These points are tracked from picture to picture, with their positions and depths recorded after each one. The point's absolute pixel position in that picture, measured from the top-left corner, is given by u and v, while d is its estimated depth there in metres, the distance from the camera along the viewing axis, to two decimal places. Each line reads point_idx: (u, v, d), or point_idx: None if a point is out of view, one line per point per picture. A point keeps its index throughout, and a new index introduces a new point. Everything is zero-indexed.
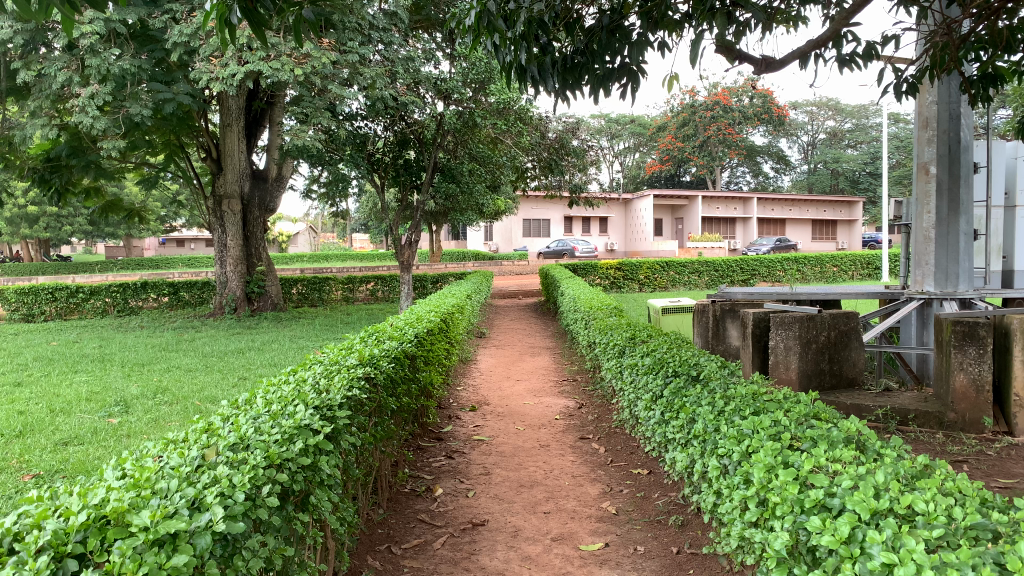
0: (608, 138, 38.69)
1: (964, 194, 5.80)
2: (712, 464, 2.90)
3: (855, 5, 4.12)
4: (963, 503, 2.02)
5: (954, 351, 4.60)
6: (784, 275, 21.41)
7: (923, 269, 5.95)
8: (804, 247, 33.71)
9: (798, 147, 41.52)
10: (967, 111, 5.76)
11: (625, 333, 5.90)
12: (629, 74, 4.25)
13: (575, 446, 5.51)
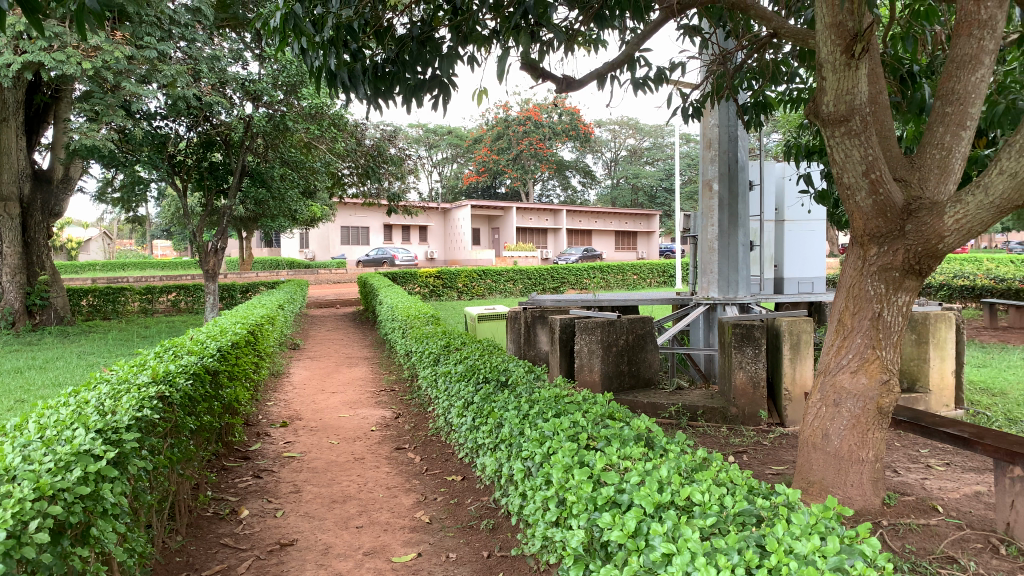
0: (425, 149, 38.83)
1: (742, 209, 6.39)
2: (516, 466, 2.99)
3: (646, 32, 4.43)
4: (734, 492, 2.22)
5: (735, 351, 5.08)
6: (590, 283, 22.48)
7: (708, 276, 6.49)
8: (610, 257, 35.58)
9: (603, 163, 43.84)
10: (743, 134, 6.37)
11: (440, 341, 5.95)
12: (439, 86, 4.30)
13: (390, 457, 5.47)
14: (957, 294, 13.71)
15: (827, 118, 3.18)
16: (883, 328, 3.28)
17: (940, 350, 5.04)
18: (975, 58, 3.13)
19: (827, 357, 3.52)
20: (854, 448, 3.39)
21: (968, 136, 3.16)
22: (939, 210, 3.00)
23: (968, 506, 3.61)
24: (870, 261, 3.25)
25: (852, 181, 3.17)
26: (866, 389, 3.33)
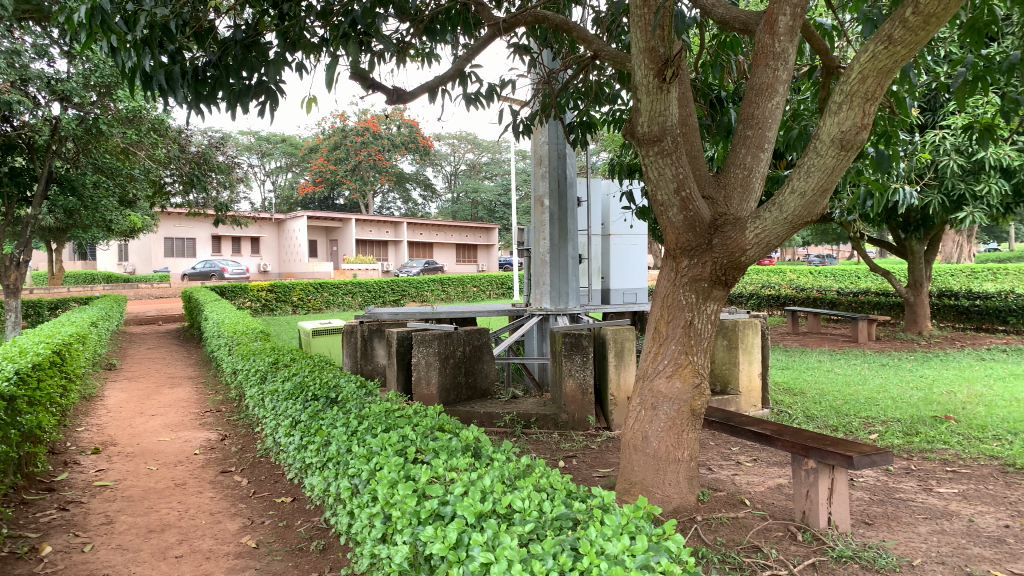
0: (258, 157, 37.35)
1: (570, 223, 6.62)
2: (343, 485, 2.91)
3: (475, 49, 4.51)
4: (552, 497, 2.28)
5: (565, 359, 5.24)
6: (430, 296, 22.49)
7: (540, 288, 6.67)
8: (450, 270, 35.77)
9: (442, 177, 44.03)
10: (571, 152, 6.61)
11: (268, 358, 5.73)
12: (266, 92, 4.15)
13: (215, 481, 5.19)
14: (764, 302, 15.01)
15: (642, 137, 3.36)
16: (694, 335, 3.51)
17: (748, 354, 5.45)
18: (771, 86, 3.42)
19: (645, 363, 3.69)
20: (670, 448, 3.57)
21: (766, 158, 3.46)
22: (741, 225, 3.25)
23: (772, 498, 3.91)
24: (682, 272, 3.46)
25: (666, 197, 3.37)
26: (680, 393, 3.54)
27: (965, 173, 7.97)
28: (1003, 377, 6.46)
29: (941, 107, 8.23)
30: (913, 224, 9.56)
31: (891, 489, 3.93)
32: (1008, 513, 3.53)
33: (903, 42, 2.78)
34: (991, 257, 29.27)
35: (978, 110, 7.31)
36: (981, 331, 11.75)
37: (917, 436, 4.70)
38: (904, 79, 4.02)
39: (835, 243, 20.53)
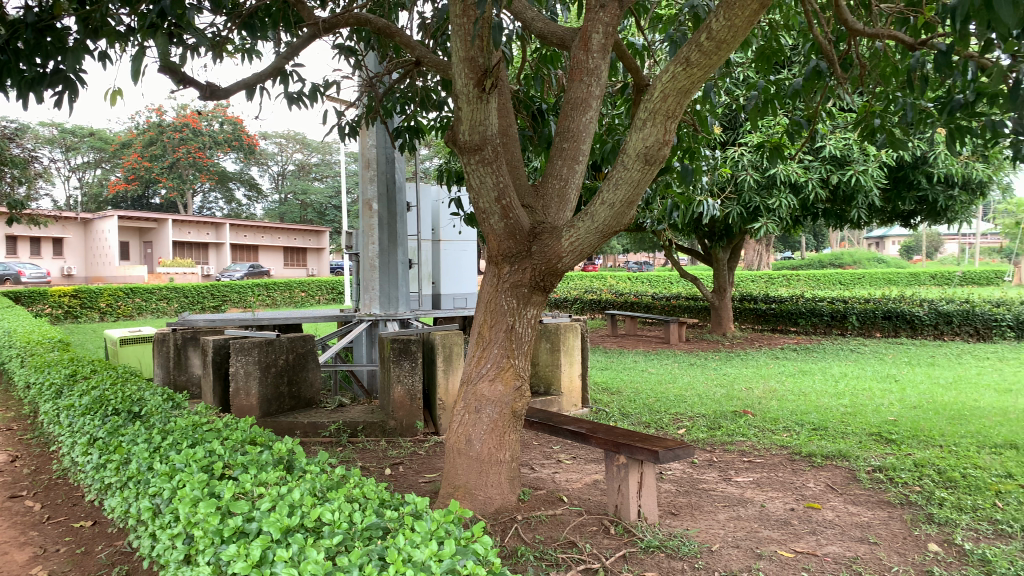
0: (61, 151, 34.19)
1: (399, 227, 6.58)
2: (143, 506, 2.72)
3: (296, 47, 4.40)
4: (364, 507, 2.25)
5: (392, 365, 5.20)
6: (253, 301, 21.60)
7: (369, 293, 6.58)
8: (278, 274, 34.56)
9: (268, 177, 42.07)
10: (399, 156, 6.58)
11: (64, 371, 5.27)
12: (63, 81, 3.81)
13: (1, 508, 4.69)
14: (587, 306, 15.68)
15: (463, 145, 3.39)
16: (516, 339, 3.58)
17: (569, 356, 5.66)
18: (585, 101, 3.57)
19: (468, 367, 3.71)
20: (492, 450, 3.63)
21: (581, 170, 3.61)
22: (558, 234, 3.37)
23: (588, 494, 4.08)
24: (503, 278, 3.52)
25: (487, 206, 3.42)
26: (502, 396, 3.61)
27: (760, 188, 8.69)
28: (793, 373, 7.11)
29: (740, 127, 8.94)
30: (717, 234, 10.29)
31: (695, 480, 4.21)
32: (794, 497, 3.88)
33: (698, 65, 3.00)
34: (788, 264, 32.05)
35: (771, 131, 8.01)
36: (776, 331, 12.89)
37: (718, 430, 5.08)
38: (706, 98, 4.35)
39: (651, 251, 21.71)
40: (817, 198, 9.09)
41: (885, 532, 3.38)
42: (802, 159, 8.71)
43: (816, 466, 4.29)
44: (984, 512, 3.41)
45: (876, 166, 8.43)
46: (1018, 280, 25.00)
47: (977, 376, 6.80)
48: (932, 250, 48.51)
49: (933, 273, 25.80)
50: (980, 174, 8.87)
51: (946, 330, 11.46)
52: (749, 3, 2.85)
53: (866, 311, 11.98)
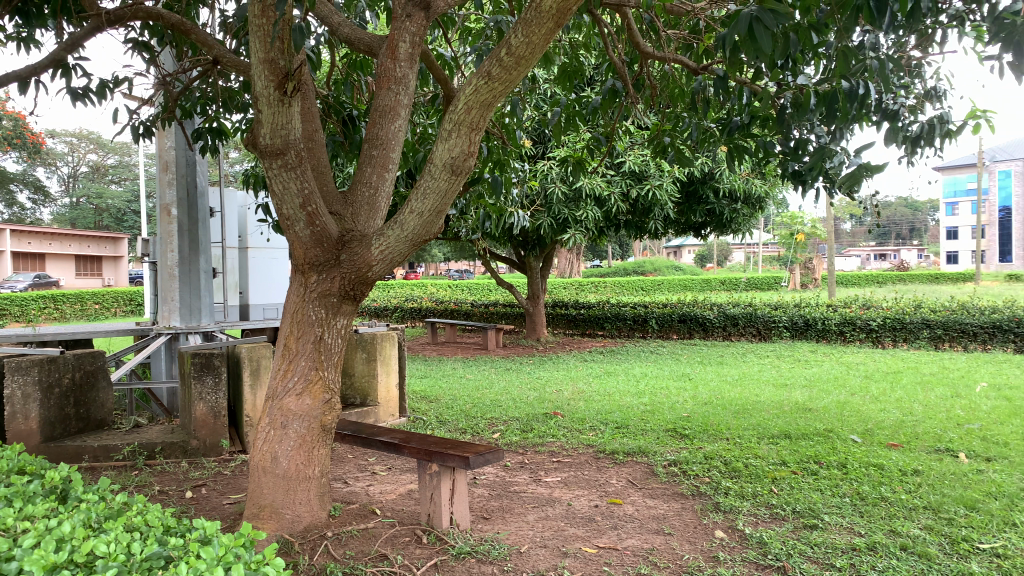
0: None
1: (202, 234, 6.25)
2: None
3: (79, 39, 4.06)
4: (145, 536, 2.10)
5: (194, 382, 4.91)
6: (37, 315, 19.58)
7: (168, 304, 6.18)
8: (68, 285, 31.81)
9: (56, 179, 37.69)
10: (201, 160, 6.24)
11: None
12: None
13: None
14: (407, 314, 15.64)
15: (264, 149, 3.22)
16: (324, 350, 3.45)
17: (385, 365, 5.60)
18: (393, 109, 3.54)
19: (273, 381, 3.50)
20: (301, 466, 3.47)
21: (390, 178, 3.58)
22: (367, 242, 3.32)
23: (401, 505, 4.05)
24: (310, 288, 3.37)
25: (291, 212, 3.27)
26: (310, 409, 3.45)
27: (567, 201, 9.07)
28: (600, 375, 7.47)
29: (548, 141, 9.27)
30: (531, 243, 10.59)
31: (507, 483, 4.30)
32: (598, 494, 4.06)
33: (499, 79, 3.08)
34: (599, 271, 33.58)
35: (576, 145, 8.38)
36: (585, 335, 13.53)
37: (531, 432, 5.22)
38: (514, 112, 4.48)
39: (468, 259, 21.94)
40: (620, 210, 9.61)
41: (678, 522, 3.60)
42: (604, 173, 9.16)
43: (619, 463, 4.52)
44: (762, 498, 3.74)
45: (669, 181, 9.10)
46: (792, 285, 27.70)
47: (758, 372, 7.48)
48: (722, 258, 52.72)
49: (723, 279, 28.05)
50: (757, 190, 9.82)
51: (733, 331, 12.48)
52: (545, 21, 2.97)
53: (665, 315, 12.83)
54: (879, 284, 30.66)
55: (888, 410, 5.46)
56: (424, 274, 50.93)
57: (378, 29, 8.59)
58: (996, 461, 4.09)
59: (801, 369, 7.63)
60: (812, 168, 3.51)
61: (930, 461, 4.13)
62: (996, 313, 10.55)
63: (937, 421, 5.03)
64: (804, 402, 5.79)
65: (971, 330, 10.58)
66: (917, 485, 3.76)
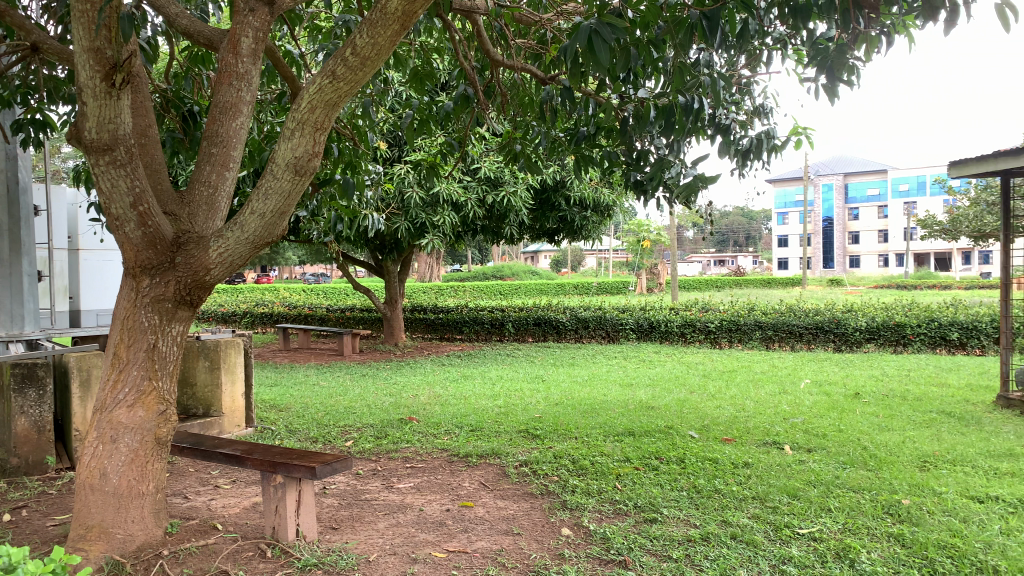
0: None
1: (25, 234, 5.76)
2: None
3: None
4: None
5: (14, 395, 4.49)
6: None
7: None
8: None
9: None
10: (23, 154, 5.75)
11: None
12: None
13: None
14: (258, 320, 15.06)
15: (89, 144, 3.00)
16: (158, 358, 3.25)
17: (230, 373, 5.37)
18: (234, 106, 3.39)
19: (100, 392, 3.26)
20: (133, 483, 3.24)
21: (231, 177, 3.43)
22: (205, 243, 3.16)
23: (245, 519, 3.88)
24: (142, 293, 3.16)
25: (120, 212, 3.06)
26: (143, 422, 3.24)
27: (424, 205, 9.04)
28: (456, 379, 7.49)
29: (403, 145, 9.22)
30: (388, 248, 10.47)
31: (358, 492, 4.22)
32: (449, 498, 4.06)
33: (344, 79, 3.03)
34: (458, 276, 33.65)
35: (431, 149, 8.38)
36: (443, 339, 13.53)
37: (385, 439, 5.16)
38: (365, 114, 4.41)
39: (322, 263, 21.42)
40: (476, 216, 9.69)
41: (527, 522, 3.66)
42: (460, 179, 9.19)
43: (471, 466, 4.55)
44: (607, 495, 3.87)
45: (523, 188, 9.28)
46: (640, 289, 28.95)
47: (607, 373, 7.75)
48: (578, 263, 54.30)
49: (576, 283, 28.90)
50: (605, 199, 10.20)
51: (585, 334, 12.87)
52: (390, 23, 2.95)
53: (521, 319, 13.05)
54: (719, 288, 32.58)
55: (723, 406, 5.80)
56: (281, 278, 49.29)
57: (222, 24, 8.24)
58: (815, 451, 4.43)
59: (645, 369, 7.97)
60: (652, 177, 3.66)
61: (758, 454, 4.41)
62: (818, 315, 11.45)
63: (765, 416, 5.39)
64: (647, 401, 6.04)
65: (797, 330, 11.43)
66: (746, 476, 4.01)
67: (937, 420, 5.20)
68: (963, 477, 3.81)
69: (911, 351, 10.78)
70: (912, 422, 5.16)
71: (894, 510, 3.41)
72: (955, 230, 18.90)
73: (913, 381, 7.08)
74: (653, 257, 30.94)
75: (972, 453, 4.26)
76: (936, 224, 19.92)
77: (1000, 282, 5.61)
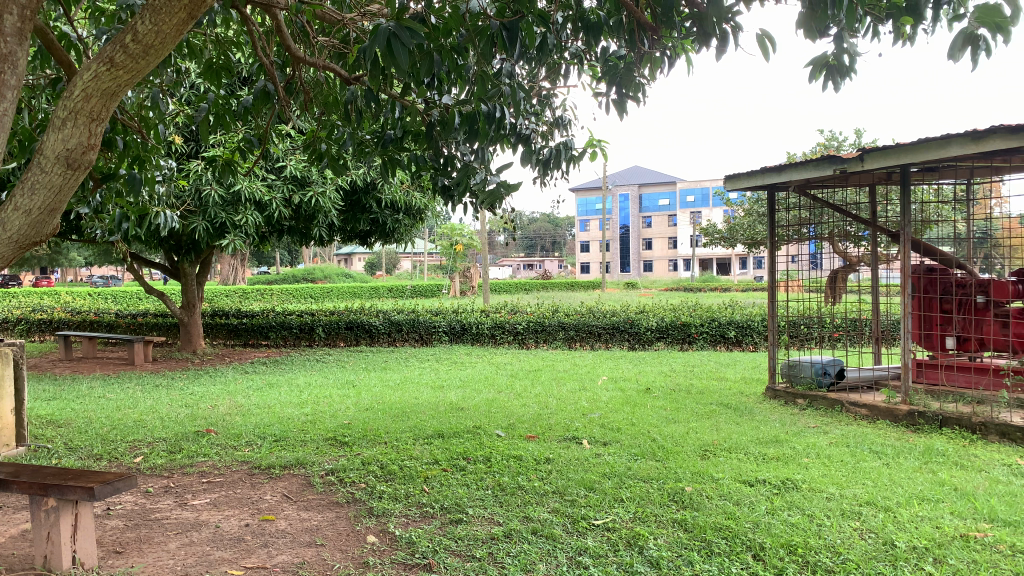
0: None
1: None
2: None
3: None
4: None
5: None
6: None
7: None
8: None
9: None
10: None
11: None
12: None
13: None
14: (34, 327, 13.61)
15: None
16: None
17: None
18: None
19: None
20: None
21: None
22: None
23: (10, 549, 3.48)
24: None
25: None
26: None
27: (224, 204, 8.59)
28: (261, 387, 7.17)
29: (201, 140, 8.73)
30: (185, 250, 9.84)
31: (147, 511, 3.93)
32: (249, 512, 3.88)
33: (124, 67, 2.80)
34: (267, 278, 32.27)
35: (230, 146, 7.99)
36: (248, 346, 12.93)
37: (178, 453, 4.84)
38: (155, 105, 4.09)
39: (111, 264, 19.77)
40: (281, 217, 9.35)
41: (331, 532, 3.57)
42: (264, 177, 8.84)
43: (275, 477, 4.38)
44: (414, 498, 3.87)
45: (332, 188, 9.10)
46: (453, 292, 29.30)
47: (418, 376, 7.76)
48: (393, 265, 53.99)
49: (388, 285, 28.72)
50: (417, 203, 10.23)
51: (397, 337, 12.81)
52: (176, 10, 2.76)
53: (331, 323, 12.74)
54: (527, 290, 33.70)
55: (528, 405, 5.98)
56: (67, 280, 44.90)
57: None
58: (610, 445, 4.69)
59: (456, 371, 8.06)
60: (457, 183, 3.70)
61: (559, 450, 4.59)
62: (615, 316, 12.14)
63: (566, 412, 5.63)
64: (457, 402, 6.11)
65: (596, 330, 12.06)
66: (548, 472, 4.16)
67: (716, 412, 5.67)
68: (737, 464, 4.19)
69: (695, 349, 11.70)
70: (695, 413, 5.60)
71: (678, 497, 3.68)
72: (732, 238, 20.78)
73: (697, 376, 7.69)
74: (467, 260, 31.47)
75: (744, 441, 4.68)
76: (716, 232, 21.82)
77: (767, 286, 6.20)
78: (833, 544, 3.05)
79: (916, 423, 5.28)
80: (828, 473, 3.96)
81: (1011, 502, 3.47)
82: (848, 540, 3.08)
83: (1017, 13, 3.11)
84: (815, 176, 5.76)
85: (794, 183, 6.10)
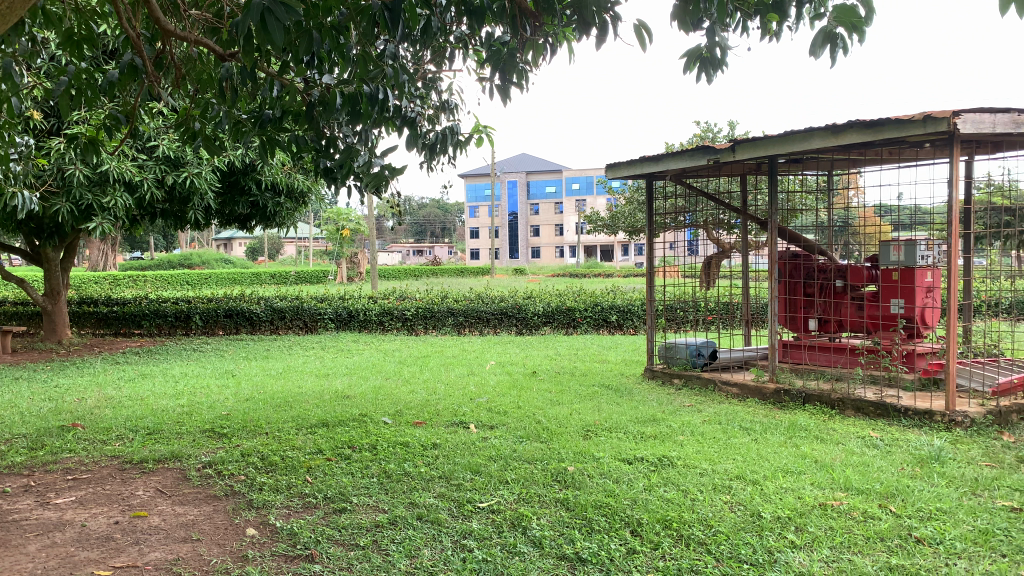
0: None
1: None
2: None
3: None
4: None
5: None
6: None
7: None
8: None
9: None
10: None
11: None
12: None
13: None
14: None
15: None
16: None
17: None
18: None
19: None
20: None
21: None
22: None
23: None
24: None
25: None
26: None
27: (91, 185, 8.10)
28: (132, 378, 6.84)
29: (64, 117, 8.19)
30: (48, 233, 9.23)
31: (5, 512, 3.66)
32: (119, 509, 3.69)
33: None
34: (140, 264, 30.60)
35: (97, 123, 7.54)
36: (119, 335, 12.31)
37: (41, 449, 4.55)
38: (7, 76, 3.79)
39: None
40: (154, 199, 8.91)
41: (207, 526, 3.45)
42: (134, 157, 8.39)
43: (147, 472, 4.18)
44: (296, 489, 3.79)
45: (208, 170, 8.73)
46: (340, 278, 28.76)
47: (301, 364, 7.57)
48: (278, 250, 52.29)
49: (271, 271, 27.89)
50: (299, 185, 9.96)
51: (280, 324, 12.48)
52: None
53: (209, 310, 12.27)
54: (416, 276, 33.48)
55: (415, 391, 5.96)
56: None
57: None
58: (496, 428, 4.74)
59: (342, 359, 7.93)
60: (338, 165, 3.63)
61: (445, 435, 4.60)
62: (502, 302, 12.25)
63: (453, 398, 5.64)
64: (342, 390, 6.02)
65: (484, 316, 12.14)
66: (434, 457, 4.17)
67: (597, 393, 5.83)
68: (617, 443, 4.31)
69: (579, 333, 11.97)
70: (578, 395, 5.74)
71: (561, 477, 3.76)
72: (614, 226, 21.35)
73: (581, 359, 7.87)
74: (354, 247, 30.96)
75: (624, 421, 4.83)
76: (599, 220, 22.35)
77: (646, 272, 6.37)
78: (705, 517, 3.20)
79: (782, 401, 5.59)
80: (702, 450, 4.15)
81: (863, 471, 3.73)
82: (719, 513, 3.24)
83: (869, 15, 3.32)
84: (690, 166, 5.99)
85: (670, 171, 6.32)
